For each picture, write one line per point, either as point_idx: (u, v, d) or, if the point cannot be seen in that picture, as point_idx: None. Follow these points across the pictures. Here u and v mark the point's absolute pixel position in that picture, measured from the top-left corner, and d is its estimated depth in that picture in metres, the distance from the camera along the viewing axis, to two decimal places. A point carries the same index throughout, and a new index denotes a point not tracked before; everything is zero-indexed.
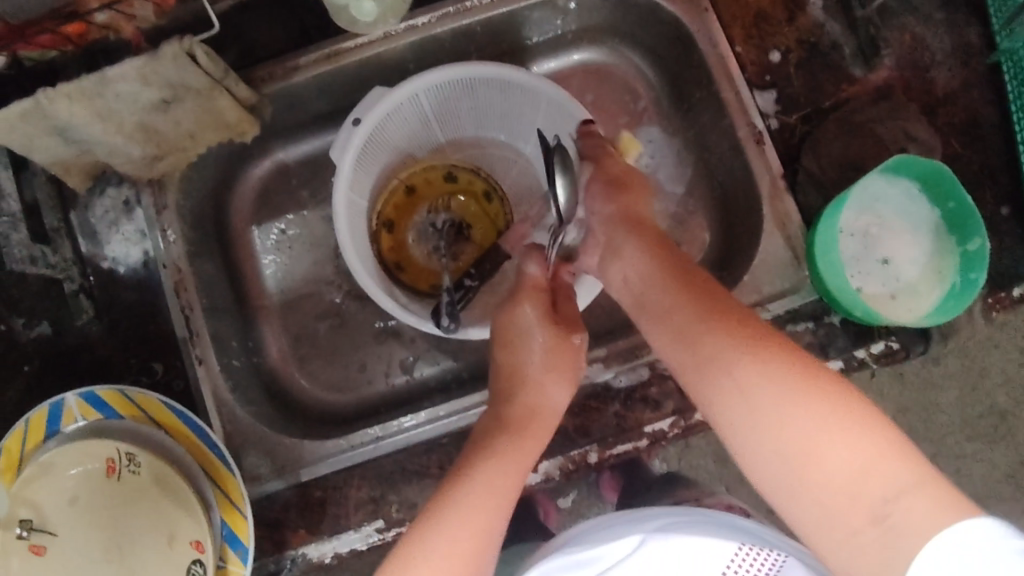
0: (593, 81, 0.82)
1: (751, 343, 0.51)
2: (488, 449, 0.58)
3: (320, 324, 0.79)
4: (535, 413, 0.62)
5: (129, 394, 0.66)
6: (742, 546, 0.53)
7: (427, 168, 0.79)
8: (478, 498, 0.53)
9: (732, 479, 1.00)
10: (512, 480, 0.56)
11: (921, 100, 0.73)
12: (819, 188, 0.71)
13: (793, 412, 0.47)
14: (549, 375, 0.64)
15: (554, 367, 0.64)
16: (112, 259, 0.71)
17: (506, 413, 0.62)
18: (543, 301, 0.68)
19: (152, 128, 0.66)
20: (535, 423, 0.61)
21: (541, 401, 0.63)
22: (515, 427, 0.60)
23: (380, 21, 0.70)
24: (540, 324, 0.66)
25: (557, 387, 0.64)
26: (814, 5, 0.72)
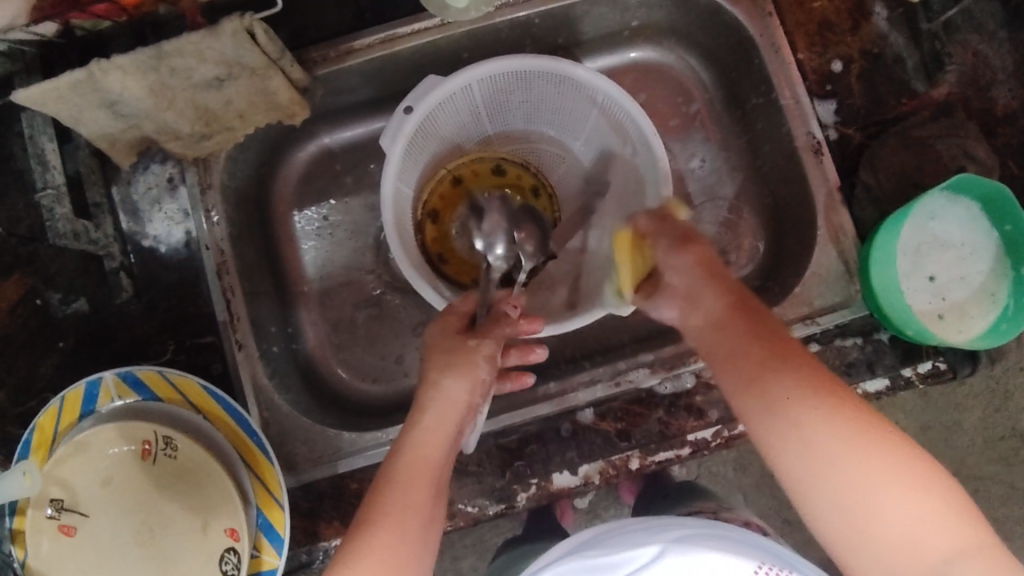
0: (645, 80, 0.80)
1: (826, 393, 0.49)
2: (391, 470, 0.53)
3: (358, 314, 0.77)
4: (438, 414, 0.56)
5: (168, 376, 0.65)
6: (761, 565, 0.50)
7: (475, 160, 0.78)
8: (378, 554, 0.49)
9: (750, 487, 1.00)
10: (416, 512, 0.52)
11: (980, 118, 0.72)
12: (876, 203, 0.70)
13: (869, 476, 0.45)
14: (449, 373, 0.56)
15: (453, 368, 0.56)
16: (153, 238, 0.69)
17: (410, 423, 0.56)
18: (458, 323, 0.60)
19: (202, 105, 0.65)
20: (434, 420, 0.55)
21: (441, 397, 0.56)
22: (416, 432, 0.55)
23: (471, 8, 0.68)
24: (441, 345, 0.58)
25: (457, 383, 0.56)
26: (879, 16, 0.71)
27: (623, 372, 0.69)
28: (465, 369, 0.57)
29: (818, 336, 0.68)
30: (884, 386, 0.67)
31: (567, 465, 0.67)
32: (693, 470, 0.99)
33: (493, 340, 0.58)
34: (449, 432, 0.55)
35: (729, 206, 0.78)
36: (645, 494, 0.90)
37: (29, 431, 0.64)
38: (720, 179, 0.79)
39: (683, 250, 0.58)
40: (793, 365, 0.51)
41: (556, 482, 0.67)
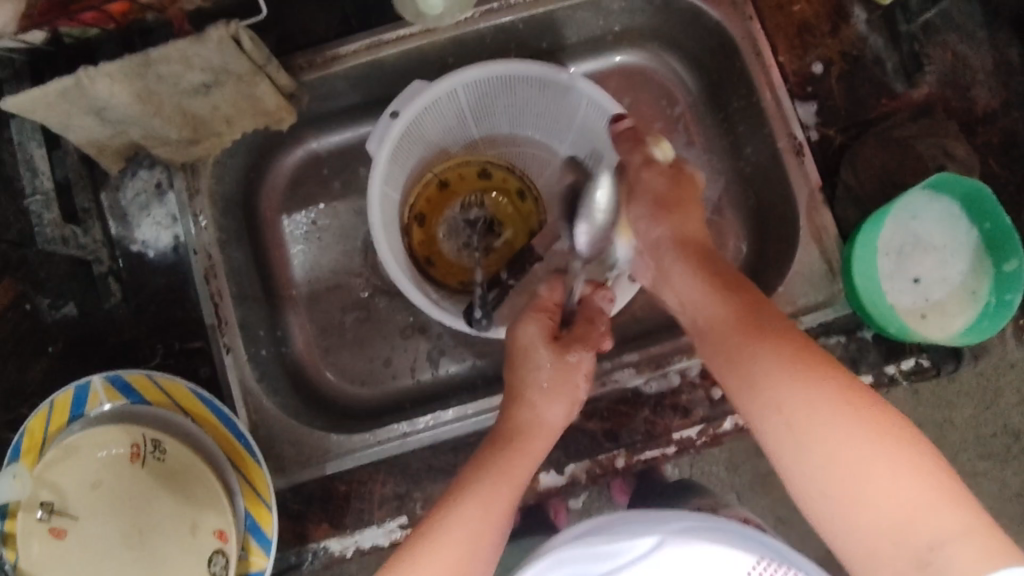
0: (629, 84, 0.81)
1: (802, 371, 0.48)
2: (495, 450, 0.56)
3: (347, 317, 0.78)
4: (532, 431, 0.58)
5: (156, 379, 0.66)
6: (760, 559, 0.52)
7: (461, 164, 0.79)
8: (472, 524, 0.51)
9: (742, 486, 1.00)
10: (510, 496, 0.54)
11: (960, 118, 0.73)
12: (856, 202, 0.71)
13: (845, 453, 0.45)
14: (548, 397, 0.59)
15: (551, 385, 0.59)
16: (142, 243, 0.70)
17: (503, 431, 0.58)
18: (550, 323, 0.62)
19: (190, 112, 0.65)
20: (530, 441, 0.58)
21: (536, 419, 0.59)
22: (512, 445, 0.57)
23: (447, 14, 0.69)
24: (542, 347, 0.60)
25: (554, 407, 0.59)
26: (858, 18, 0.72)
27: (608, 371, 0.69)
28: (563, 391, 0.60)
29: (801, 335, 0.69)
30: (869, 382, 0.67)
31: (554, 464, 0.67)
32: (686, 470, 1.00)
33: (591, 349, 0.60)
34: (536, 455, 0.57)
35: (714, 207, 0.79)
36: (638, 493, 0.91)
37: (18, 435, 0.64)
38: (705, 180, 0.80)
39: (657, 222, 0.61)
40: (773, 347, 0.50)
41: (542, 482, 0.67)
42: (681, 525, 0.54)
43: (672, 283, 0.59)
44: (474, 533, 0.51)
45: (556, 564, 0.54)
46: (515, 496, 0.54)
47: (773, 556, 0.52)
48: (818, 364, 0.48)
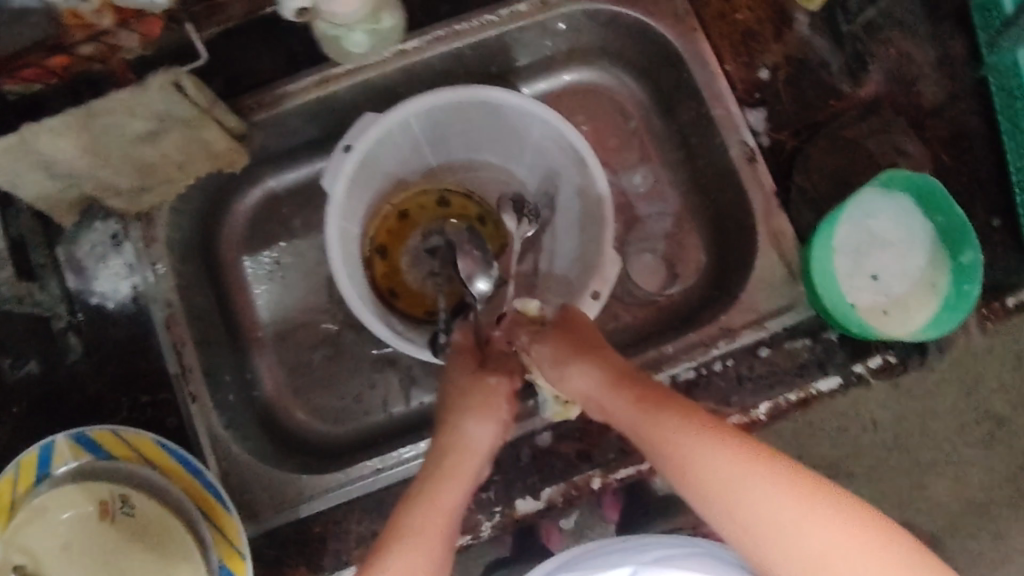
0: (582, 101, 0.82)
1: (747, 453, 0.48)
2: (429, 475, 0.56)
3: (315, 354, 0.78)
4: (461, 459, 0.57)
5: (122, 435, 0.65)
6: None
7: (419, 193, 0.79)
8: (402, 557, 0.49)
9: None
10: (441, 525, 0.52)
11: (909, 114, 0.73)
12: (811, 205, 0.71)
13: (843, 560, 0.43)
14: (476, 416, 0.59)
15: (475, 407, 0.60)
16: (100, 294, 0.69)
17: (430, 464, 0.57)
18: (473, 359, 0.65)
19: (139, 160, 0.65)
20: (459, 464, 0.56)
21: (467, 439, 0.58)
22: (440, 471, 0.56)
23: (373, 52, 0.70)
24: (462, 376, 0.63)
25: (481, 422, 0.59)
26: (801, 22, 0.73)
27: None
28: (491, 410, 0.60)
29: (767, 340, 0.69)
30: (837, 384, 0.68)
31: (530, 490, 0.67)
32: None
33: (508, 376, 0.63)
34: (468, 480, 0.56)
35: (673, 218, 0.80)
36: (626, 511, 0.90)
37: None
38: (665, 192, 0.80)
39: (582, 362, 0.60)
40: (737, 439, 0.49)
41: (519, 508, 0.67)
42: (654, 555, 0.52)
43: (583, 367, 0.59)
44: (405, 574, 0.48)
45: None
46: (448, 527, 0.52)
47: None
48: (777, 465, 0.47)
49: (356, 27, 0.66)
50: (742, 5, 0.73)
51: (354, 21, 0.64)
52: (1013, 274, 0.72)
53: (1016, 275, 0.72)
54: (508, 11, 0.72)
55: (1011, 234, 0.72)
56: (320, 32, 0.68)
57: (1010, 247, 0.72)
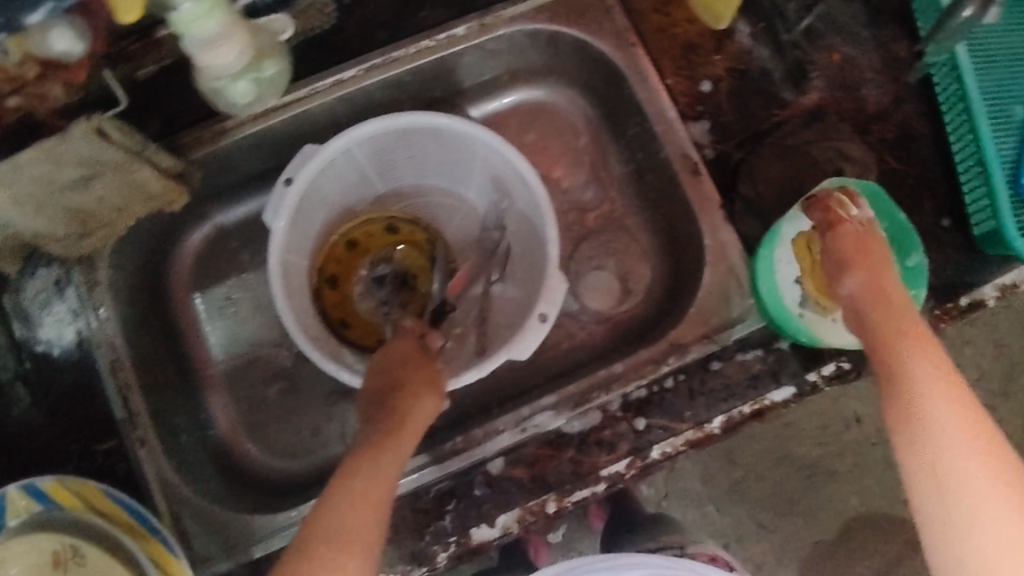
0: (530, 120, 0.81)
1: (964, 402, 0.50)
2: (372, 441, 0.53)
3: (270, 390, 0.77)
4: (413, 408, 0.56)
5: (67, 484, 0.64)
6: None
7: (367, 222, 0.78)
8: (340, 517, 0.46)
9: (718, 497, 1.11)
10: (379, 488, 0.49)
11: (854, 118, 0.72)
12: (757, 215, 0.71)
13: (983, 504, 0.46)
14: (421, 391, 0.58)
15: (421, 383, 0.58)
16: (46, 342, 0.68)
17: (375, 426, 0.54)
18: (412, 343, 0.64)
19: (74, 207, 0.64)
20: (403, 432, 0.54)
21: (415, 406, 0.57)
22: (399, 415, 0.55)
23: (257, 99, 0.67)
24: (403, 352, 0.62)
25: (428, 400, 0.58)
26: (742, 32, 0.73)
27: (527, 417, 0.68)
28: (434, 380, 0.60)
29: (718, 354, 0.68)
30: (791, 394, 0.67)
31: (484, 517, 0.66)
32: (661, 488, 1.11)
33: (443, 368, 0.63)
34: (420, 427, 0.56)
35: (626, 233, 0.79)
36: None
37: None
38: (618, 207, 0.80)
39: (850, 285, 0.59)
40: (943, 366, 0.52)
41: (475, 536, 0.65)
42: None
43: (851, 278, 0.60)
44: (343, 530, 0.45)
45: None
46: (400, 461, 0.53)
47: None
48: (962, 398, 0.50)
49: (241, 76, 0.62)
50: (682, 18, 0.73)
51: (235, 70, 0.60)
52: (967, 273, 0.70)
53: (969, 273, 0.71)
54: (445, 35, 0.71)
55: (963, 233, 0.71)
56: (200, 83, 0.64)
57: (961, 246, 0.71)
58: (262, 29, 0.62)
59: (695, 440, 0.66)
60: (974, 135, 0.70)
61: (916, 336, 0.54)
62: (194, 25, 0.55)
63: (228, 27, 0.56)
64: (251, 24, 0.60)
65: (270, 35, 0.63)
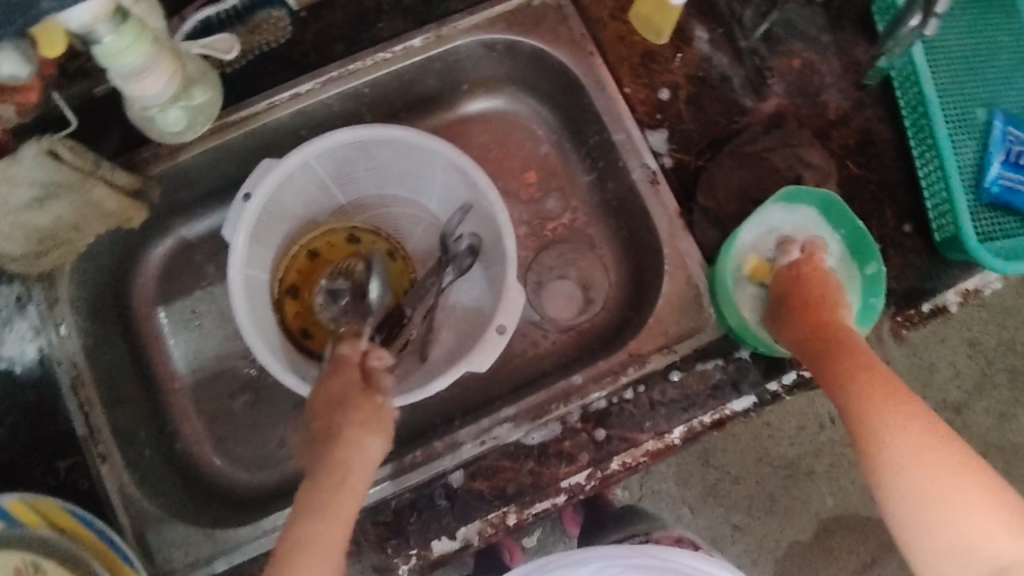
0: (493, 129, 0.81)
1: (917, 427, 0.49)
2: (307, 499, 0.48)
3: (235, 402, 0.77)
4: (348, 475, 0.50)
5: (30, 501, 0.64)
6: None
7: (329, 232, 0.78)
8: None
9: (692, 498, 1.13)
10: (333, 561, 0.46)
11: (814, 124, 0.72)
12: (716, 224, 0.71)
13: (952, 516, 0.46)
14: (365, 430, 0.53)
15: (360, 423, 0.53)
16: (7, 359, 0.68)
17: (310, 484, 0.49)
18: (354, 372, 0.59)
19: (30, 225, 0.64)
20: (354, 483, 0.50)
21: (358, 451, 0.52)
22: (327, 495, 0.48)
23: (191, 128, 0.66)
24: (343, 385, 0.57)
25: (372, 441, 0.53)
26: (700, 39, 0.73)
27: (487, 429, 0.68)
28: (376, 424, 0.54)
29: (677, 363, 0.68)
30: (751, 403, 0.67)
31: (445, 529, 0.66)
32: (636, 490, 1.12)
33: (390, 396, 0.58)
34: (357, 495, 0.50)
35: (590, 241, 0.79)
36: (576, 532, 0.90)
37: None
38: (582, 215, 0.80)
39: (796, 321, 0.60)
40: (897, 403, 0.50)
41: (435, 548, 0.66)
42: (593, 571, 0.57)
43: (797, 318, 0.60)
44: None
45: None
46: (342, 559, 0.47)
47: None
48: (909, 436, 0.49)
49: (170, 104, 0.63)
50: None
51: (162, 99, 0.61)
52: (928, 278, 0.70)
53: (931, 279, 0.70)
54: (401, 47, 0.71)
55: (923, 238, 0.71)
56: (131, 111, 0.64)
57: (923, 252, 0.71)
58: (186, 57, 0.63)
59: (655, 451, 0.67)
60: (932, 142, 0.69)
61: (864, 378, 0.52)
62: (120, 57, 0.55)
63: (154, 57, 0.57)
64: (177, 54, 0.61)
65: (198, 64, 0.65)
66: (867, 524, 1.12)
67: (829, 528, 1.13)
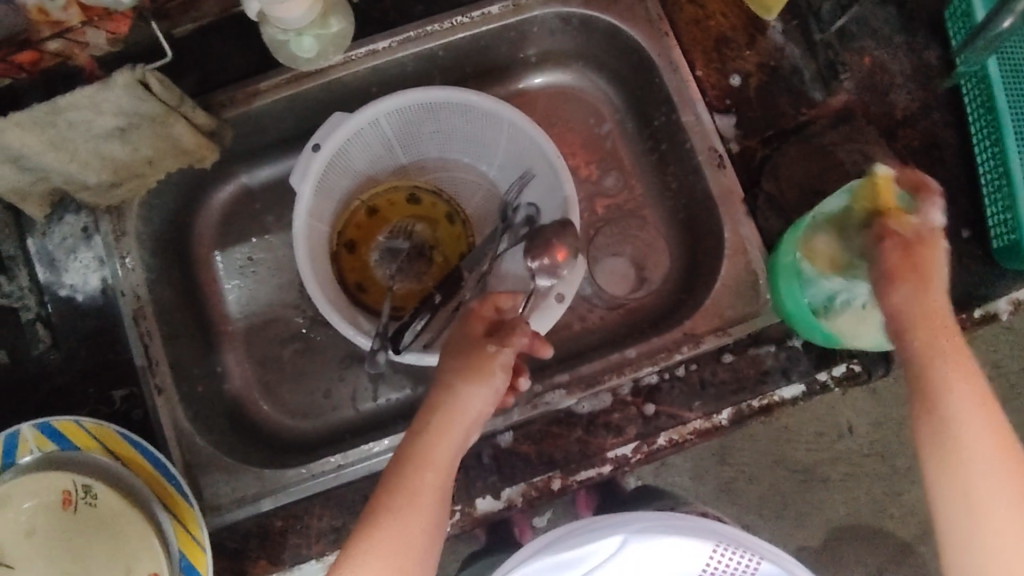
0: (556, 104, 0.82)
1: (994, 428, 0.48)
2: (414, 434, 0.55)
3: (285, 349, 0.79)
4: (444, 427, 0.55)
5: (84, 425, 0.65)
6: (716, 545, 0.65)
7: (390, 189, 0.78)
8: (391, 537, 0.52)
9: (706, 494, 1.14)
10: (430, 497, 0.53)
11: (880, 123, 0.73)
12: (779, 212, 0.71)
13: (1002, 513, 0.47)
14: (469, 379, 0.56)
15: (468, 372, 0.56)
16: (70, 286, 0.70)
17: (418, 420, 0.55)
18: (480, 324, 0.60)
19: (108, 155, 0.65)
20: (450, 426, 0.55)
21: (458, 404, 0.56)
22: (428, 434, 0.54)
23: (321, 57, 0.68)
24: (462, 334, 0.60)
25: (478, 391, 0.56)
26: (774, 29, 0.73)
27: (539, 394, 0.69)
28: (484, 373, 0.56)
29: (730, 347, 0.69)
30: (800, 392, 0.68)
31: (490, 489, 0.67)
32: (651, 481, 1.13)
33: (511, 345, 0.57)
34: (458, 438, 0.55)
35: (647, 221, 0.80)
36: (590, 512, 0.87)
37: None
38: (637, 198, 0.81)
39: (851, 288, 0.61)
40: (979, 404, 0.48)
41: (479, 508, 0.67)
42: (638, 526, 0.64)
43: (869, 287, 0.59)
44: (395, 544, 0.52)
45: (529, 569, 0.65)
46: (436, 492, 0.54)
47: (727, 541, 0.64)
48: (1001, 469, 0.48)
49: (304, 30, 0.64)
50: (715, 11, 0.73)
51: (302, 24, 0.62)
52: (984, 285, 0.71)
53: (986, 286, 0.71)
54: (480, 13, 0.72)
55: (982, 245, 0.72)
56: (268, 38, 0.66)
57: (980, 258, 0.71)
58: None
59: (701, 430, 0.68)
60: (999, 146, 0.70)
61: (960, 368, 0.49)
62: None
63: None
64: None
65: None
66: (879, 535, 1.13)
67: (839, 534, 1.14)
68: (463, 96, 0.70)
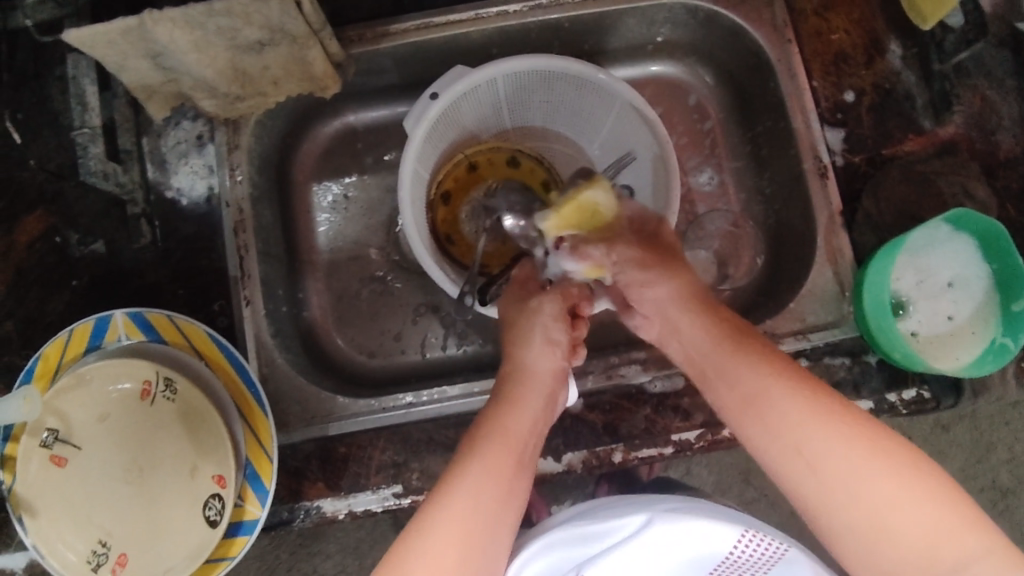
0: (663, 94, 0.85)
1: (811, 397, 0.49)
2: (490, 413, 0.55)
3: (363, 288, 0.80)
4: (522, 397, 0.56)
5: (175, 321, 0.66)
6: (744, 532, 0.53)
7: (492, 149, 0.81)
8: (462, 502, 0.49)
9: None
10: (511, 460, 0.52)
11: (983, 160, 0.74)
12: (875, 230, 0.72)
13: (856, 472, 0.46)
14: (539, 346, 0.59)
15: (539, 334, 0.59)
16: (176, 189, 0.71)
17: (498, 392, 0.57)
18: (526, 287, 0.65)
19: (241, 68, 0.67)
20: (528, 394, 0.56)
21: (532, 371, 0.58)
22: (507, 403, 0.55)
23: None
24: (517, 305, 0.62)
25: (544, 354, 0.59)
26: (893, 54, 0.75)
27: (616, 366, 0.71)
28: (550, 338, 0.60)
29: (807, 352, 0.71)
30: (868, 408, 0.69)
31: (552, 451, 0.68)
32: None
33: (564, 296, 0.62)
34: (534, 406, 0.56)
35: (733, 219, 0.83)
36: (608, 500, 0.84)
37: (33, 358, 0.64)
38: (721, 199, 0.84)
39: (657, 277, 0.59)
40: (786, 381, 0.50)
41: (538, 467, 0.68)
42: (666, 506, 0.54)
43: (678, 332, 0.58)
44: (474, 505, 0.49)
45: (545, 547, 0.54)
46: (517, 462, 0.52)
47: (757, 528, 0.53)
48: (856, 421, 0.48)
49: None
50: (839, 26, 0.75)
51: None
52: None
53: None
54: None
55: None
56: None
57: None
58: None
59: None
60: None
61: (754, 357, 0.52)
62: None
63: None
64: None
65: None
66: None
67: None
68: (583, 69, 0.71)
